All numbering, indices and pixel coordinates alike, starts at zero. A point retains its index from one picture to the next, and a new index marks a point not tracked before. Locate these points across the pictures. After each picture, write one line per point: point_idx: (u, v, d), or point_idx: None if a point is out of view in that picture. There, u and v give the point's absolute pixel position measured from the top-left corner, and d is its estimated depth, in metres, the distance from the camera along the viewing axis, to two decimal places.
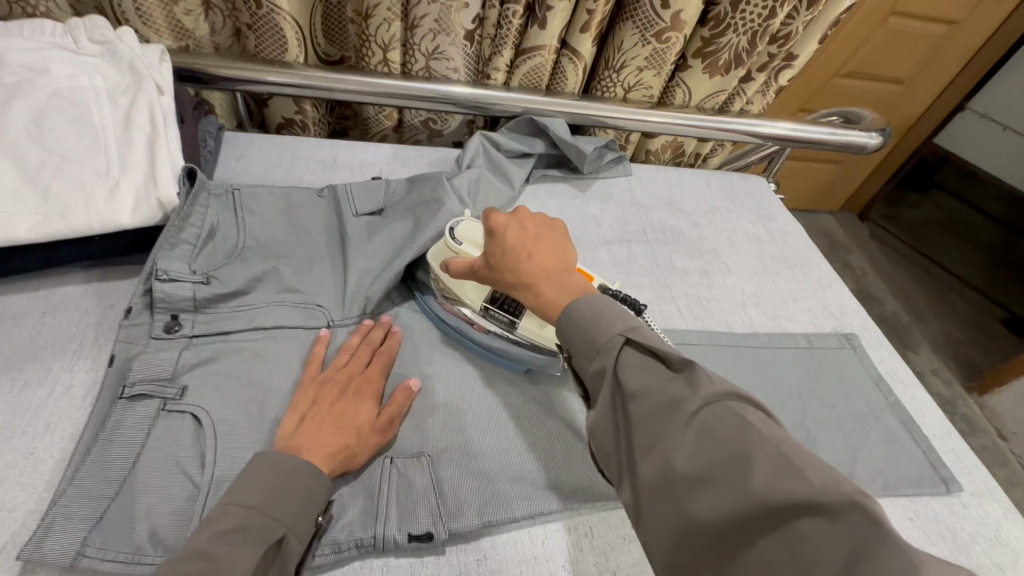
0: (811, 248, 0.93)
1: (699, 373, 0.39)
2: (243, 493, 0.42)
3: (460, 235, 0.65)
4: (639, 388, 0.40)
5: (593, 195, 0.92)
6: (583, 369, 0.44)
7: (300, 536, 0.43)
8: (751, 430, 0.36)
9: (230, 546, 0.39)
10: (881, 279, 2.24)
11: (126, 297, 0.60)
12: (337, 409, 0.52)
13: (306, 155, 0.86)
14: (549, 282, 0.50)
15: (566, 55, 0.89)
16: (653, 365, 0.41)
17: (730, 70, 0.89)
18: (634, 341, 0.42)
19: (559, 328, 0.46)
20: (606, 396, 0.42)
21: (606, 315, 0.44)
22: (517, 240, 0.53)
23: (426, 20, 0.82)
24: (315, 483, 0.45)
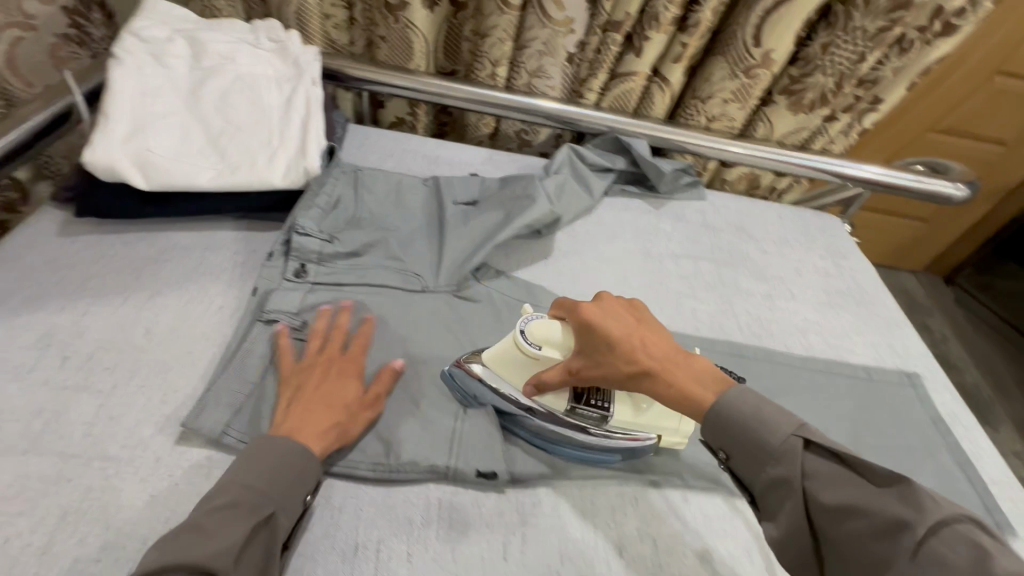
0: (880, 289, 0.94)
1: (921, 495, 0.41)
2: (236, 473, 0.47)
3: (533, 336, 0.58)
4: (837, 503, 0.44)
5: (666, 213, 0.98)
6: (757, 477, 0.48)
7: (288, 513, 0.47)
8: (993, 564, 0.37)
9: (219, 518, 0.43)
10: (962, 347, 2.11)
11: (266, 245, 0.73)
12: (322, 390, 0.55)
13: (415, 149, 0.98)
14: (676, 366, 0.53)
15: (655, 83, 0.97)
16: (855, 480, 0.44)
17: (815, 109, 0.94)
18: (815, 444, 0.47)
19: (709, 427, 0.50)
20: (792, 507, 0.46)
21: (772, 418, 0.49)
22: (620, 327, 0.54)
23: (535, 43, 0.93)
24: (300, 463, 0.49)
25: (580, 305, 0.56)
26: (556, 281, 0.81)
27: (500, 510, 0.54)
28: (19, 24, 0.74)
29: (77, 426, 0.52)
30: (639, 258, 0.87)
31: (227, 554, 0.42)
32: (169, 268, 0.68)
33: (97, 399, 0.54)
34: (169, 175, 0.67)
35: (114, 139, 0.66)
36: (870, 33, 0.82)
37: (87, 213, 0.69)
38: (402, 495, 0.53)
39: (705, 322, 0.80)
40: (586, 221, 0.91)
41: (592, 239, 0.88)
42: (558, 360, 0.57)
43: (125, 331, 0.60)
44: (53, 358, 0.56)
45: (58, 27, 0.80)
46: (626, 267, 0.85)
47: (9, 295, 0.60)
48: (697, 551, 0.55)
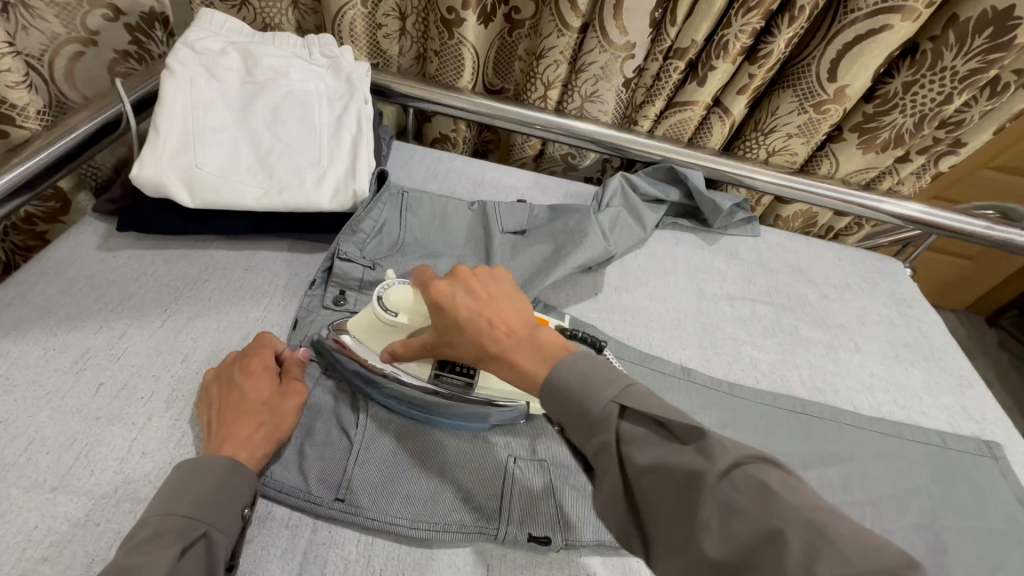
0: (950, 343, 0.87)
1: (711, 442, 0.38)
2: (157, 504, 0.42)
3: (388, 301, 0.58)
4: (648, 462, 0.39)
5: (719, 250, 0.93)
6: (585, 445, 0.43)
7: (225, 531, 0.43)
8: (778, 500, 0.34)
9: (137, 552, 0.39)
10: (1008, 394, 1.99)
11: (308, 269, 0.70)
12: (236, 399, 0.51)
13: (459, 170, 0.95)
14: (513, 350, 0.47)
15: (715, 113, 0.92)
16: (661, 437, 0.40)
17: (887, 149, 0.89)
18: (630, 408, 0.42)
19: (545, 403, 0.45)
20: (614, 472, 0.41)
21: (594, 381, 0.44)
22: (470, 295, 0.50)
23: (591, 67, 0.89)
24: (226, 475, 0.45)
25: (433, 282, 0.52)
26: (606, 320, 0.76)
27: None
28: (82, 40, 0.75)
29: (108, 462, 0.49)
30: (693, 298, 0.83)
31: None
32: (208, 289, 0.65)
33: (130, 432, 0.51)
34: (215, 192, 0.65)
35: (164, 153, 0.64)
36: (961, 74, 0.77)
37: (129, 227, 0.67)
38: (446, 558, 0.49)
39: (764, 373, 0.75)
40: (636, 256, 0.87)
41: (643, 275, 0.84)
42: (409, 325, 0.57)
43: (161, 357, 0.57)
44: (87, 384, 0.53)
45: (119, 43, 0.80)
46: (679, 306, 0.81)
47: (45, 312, 0.58)
48: None
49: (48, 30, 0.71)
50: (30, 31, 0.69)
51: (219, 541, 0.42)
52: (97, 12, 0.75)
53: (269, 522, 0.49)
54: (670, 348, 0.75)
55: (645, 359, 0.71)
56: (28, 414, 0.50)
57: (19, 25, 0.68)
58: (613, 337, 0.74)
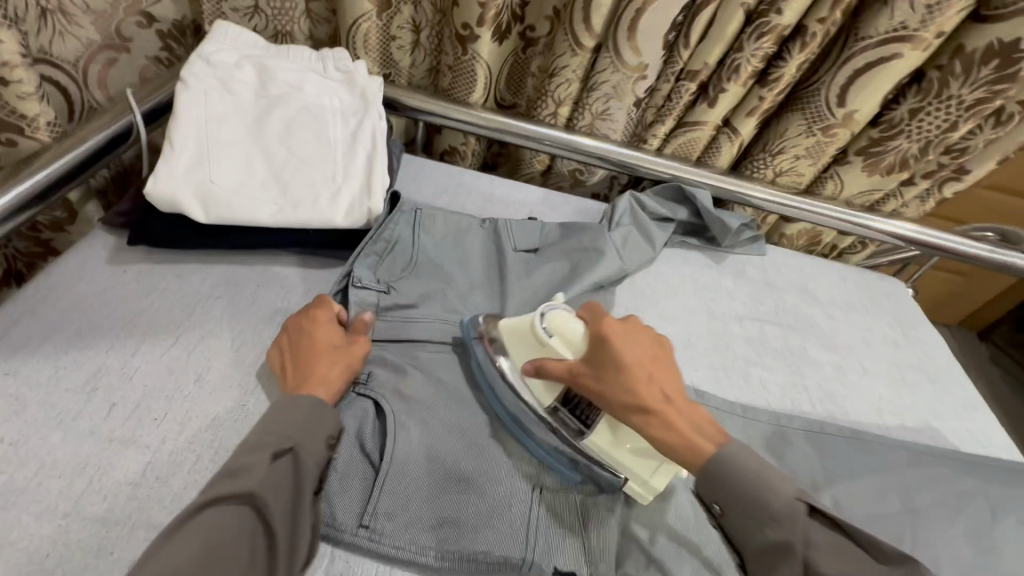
0: (954, 364, 0.88)
1: (925, 572, 0.42)
2: (261, 421, 0.48)
3: (549, 323, 0.58)
4: (840, 574, 0.42)
5: (728, 269, 0.93)
6: (751, 534, 0.47)
7: (313, 450, 0.47)
8: None
9: (243, 454, 0.44)
10: (1000, 408, 2.02)
11: (321, 285, 0.70)
12: (311, 346, 0.57)
13: (470, 185, 0.95)
14: (671, 410, 0.51)
15: (725, 134, 0.93)
16: (854, 552, 0.44)
17: (893, 172, 0.90)
18: (818, 511, 0.46)
19: (709, 478, 0.48)
20: (787, 570, 0.44)
21: (770, 476, 0.48)
22: (638, 355, 0.54)
23: (604, 86, 0.90)
24: (311, 401, 0.50)
25: (605, 321, 0.56)
26: None
27: None
28: (116, 46, 0.77)
29: (122, 486, 0.48)
30: (703, 318, 0.83)
31: (256, 485, 0.43)
32: (221, 306, 0.64)
33: (144, 455, 0.50)
34: (229, 208, 0.64)
35: (178, 169, 0.63)
36: (967, 103, 0.78)
37: (140, 242, 0.66)
38: None
39: (775, 394, 0.75)
40: (646, 275, 0.87)
41: (654, 294, 0.84)
42: (564, 356, 0.56)
43: (175, 376, 0.56)
44: (99, 405, 0.52)
45: (150, 50, 0.83)
46: (690, 326, 0.81)
47: (55, 328, 0.57)
48: None
49: (84, 36, 0.72)
50: (67, 38, 0.71)
51: (305, 458, 0.46)
52: (131, 20, 0.78)
53: None
54: (682, 369, 0.75)
55: None
56: (40, 437, 0.49)
57: (56, 30, 0.69)
58: None
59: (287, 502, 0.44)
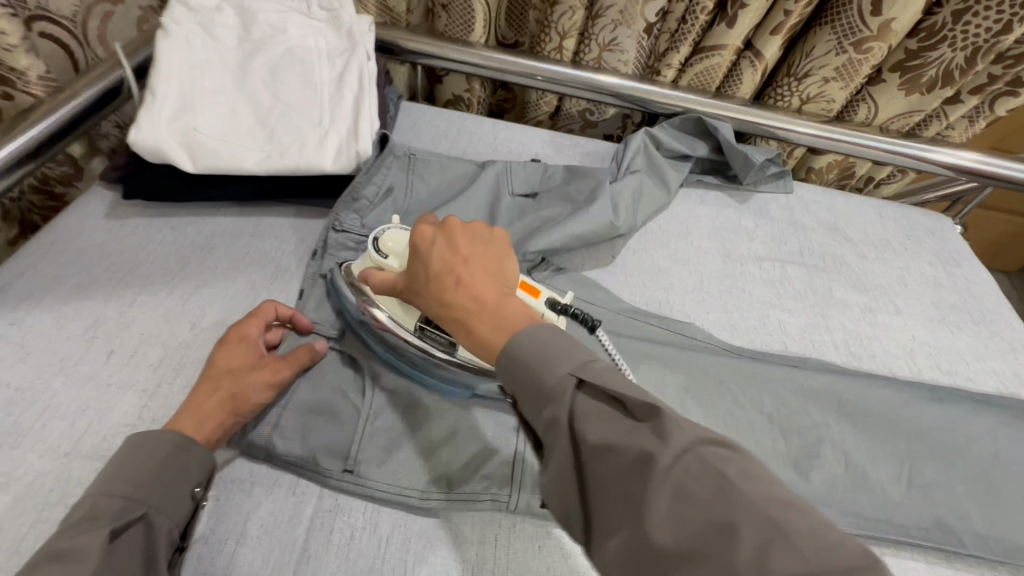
0: (1004, 304, 0.80)
1: (667, 421, 0.34)
2: (104, 481, 0.40)
3: (383, 244, 0.55)
4: (602, 442, 0.34)
5: (749, 208, 0.87)
6: (535, 418, 0.38)
7: (169, 513, 0.41)
8: (732, 491, 0.30)
9: (72, 535, 0.37)
10: None
11: (314, 234, 0.68)
12: (213, 367, 0.50)
13: (470, 130, 0.91)
14: (478, 313, 0.42)
15: (746, 58, 0.85)
16: (616, 414, 0.35)
17: (935, 90, 0.80)
18: (589, 381, 0.37)
19: (500, 370, 0.40)
20: (560, 450, 0.36)
21: (551, 352, 0.38)
22: (449, 260, 0.46)
23: (610, 11, 0.82)
24: (173, 453, 0.43)
25: (418, 229, 0.48)
26: (624, 284, 0.72)
27: (562, 547, 0.48)
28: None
29: (120, 427, 0.49)
30: (718, 259, 0.78)
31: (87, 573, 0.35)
32: (214, 257, 0.64)
33: (140, 399, 0.51)
34: (214, 156, 0.63)
35: (161, 118, 0.62)
36: None
37: (135, 195, 0.66)
38: (455, 527, 0.48)
39: (794, 336, 0.70)
40: (661, 219, 0.82)
41: (665, 235, 0.79)
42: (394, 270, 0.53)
43: (169, 325, 0.57)
44: (98, 352, 0.54)
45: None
46: (703, 268, 0.76)
47: (55, 281, 0.58)
48: None
49: None
50: None
51: (162, 525, 0.40)
52: None
53: (276, 488, 0.48)
54: (692, 311, 0.71)
55: (664, 326, 0.66)
56: (42, 381, 0.51)
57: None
58: (631, 302, 0.70)
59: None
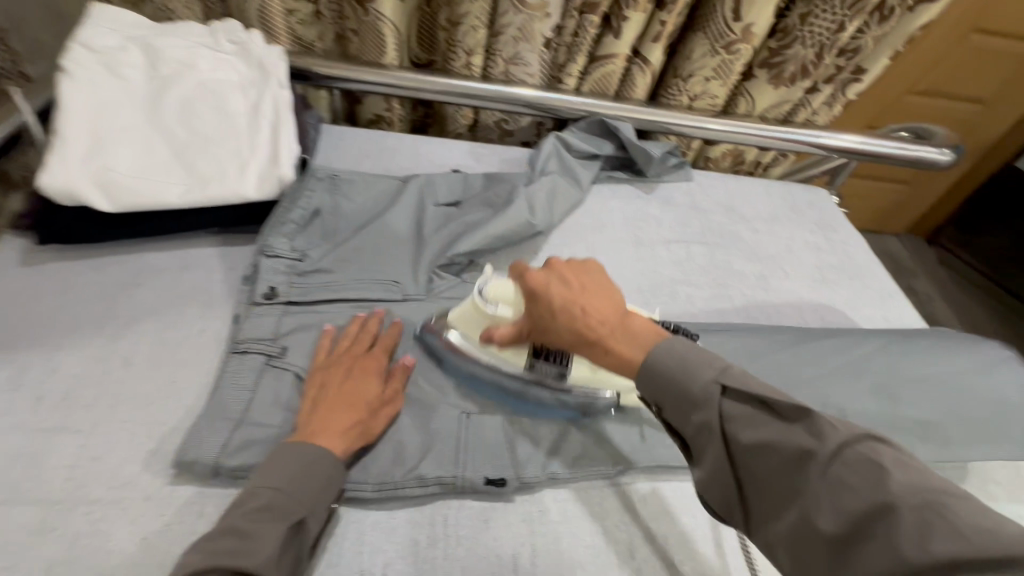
0: (874, 260, 0.93)
1: (820, 421, 0.40)
2: (268, 477, 0.47)
3: (490, 293, 0.59)
4: (754, 442, 0.41)
5: (656, 198, 0.96)
6: (683, 424, 0.45)
7: (318, 519, 0.48)
8: (888, 478, 0.35)
9: (257, 521, 0.44)
10: (948, 306, 2.01)
11: (244, 261, 0.70)
12: (338, 381, 0.55)
13: (391, 148, 0.95)
14: (614, 337, 0.49)
15: (636, 64, 0.94)
16: (765, 416, 0.41)
17: (796, 81, 0.92)
18: (733, 388, 0.43)
19: (643, 384, 0.46)
20: (715, 451, 0.43)
21: (693, 364, 0.45)
22: (562, 295, 0.50)
23: (509, 28, 0.89)
24: (319, 459, 0.49)
25: (530, 268, 0.51)
26: None
27: (507, 519, 0.53)
28: None
29: (60, 470, 0.50)
30: (630, 246, 0.86)
31: (267, 558, 0.42)
32: (142, 293, 0.64)
33: (78, 440, 0.52)
34: (133, 194, 0.64)
35: (73, 161, 0.62)
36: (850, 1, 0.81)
37: (51, 241, 0.65)
38: (407, 515, 0.52)
39: (701, 307, 0.79)
40: (577, 215, 0.89)
41: (582, 230, 0.86)
42: (507, 317, 0.58)
43: (102, 365, 0.57)
44: (27, 400, 0.54)
45: None
46: (617, 256, 0.84)
47: None
48: (708, 545, 0.55)
49: None
50: None
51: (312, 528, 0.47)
52: None
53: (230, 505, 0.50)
54: None
55: None
56: None
57: None
58: None
59: (288, 575, 0.44)
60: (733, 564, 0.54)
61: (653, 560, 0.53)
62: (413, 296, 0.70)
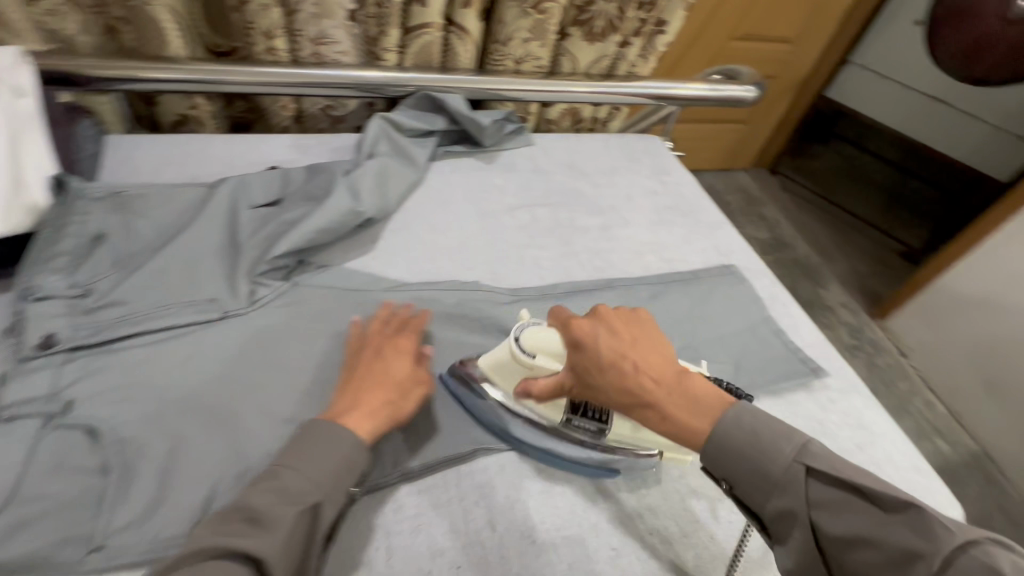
0: (703, 196, 1.00)
1: (918, 513, 0.40)
2: (290, 456, 0.47)
3: (528, 345, 0.56)
4: (845, 533, 0.42)
5: (497, 166, 0.95)
6: (761, 506, 0.46)
7: (332, 504, 0.47)
8: (963, 565, 0.37)
9: (275, 503, 0.43)
10: (792, 224, 2.25)
11: (8, 310, 0.59)
12: (372, 367, 0.56)
13: (197, 151, 0.84)
14: (675, 392, 0.48)
15: (453, 32, 0.92)
16: (856, 504, 0.42)
17: (607, 36, 0.97)
18: (817, 469, 0.44)
19: (709, 457, 0.47)
20: (800, 538, 0.44)
21: (765, 440, 0.46)
22: (614, 349, 0.49)
23: (304, 5, 0.82)
24: (346, 444, 0.48)
25: (575, 320, 0.51)
26: (389, 266, 0.74)
27: (358, 527, 0.51)
28: None
29: None
30: (475, 219, 0.84)
31: (276, 542, 0.41)
32: None
33: None
34: None
35: None
36: None
37: None
38: None
39: (549, 268, 0.80)
40: (417, 195, 0.85)
41: (423, 210, 0.83)
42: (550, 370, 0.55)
43: None
44: None
45: None
46: (462, 231, 0.82)
47: None
48: (567, 498, 0.56)
49: None
50: None
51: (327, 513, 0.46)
52: None
53: None
54: (459, 271, 0.76)
55: (430, 295, 0.71)
56: None
57: None
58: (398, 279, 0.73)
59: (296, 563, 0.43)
60: (592, 509, 0.56)
61: (514, 528, 0.53)
62: (234, 312, 0.63)
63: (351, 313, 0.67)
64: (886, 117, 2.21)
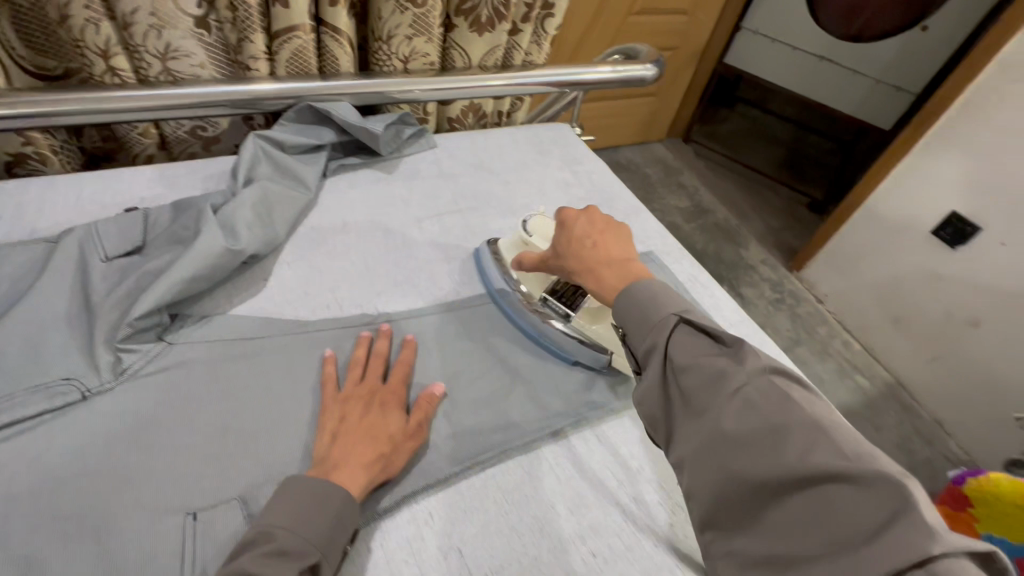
0: (615, 181, 0.99)
1: (753, 356, 0.42)
2: (276, 515, 0.45)
3: (532, 231, 0.74)
4: (692, 361, 0.43)
5: (399, 175, 0.89)
6: (636, 345, 0.47)
7: (331, 564, 0.45)
8: (792, 405, 0.39)
9: (271, 561, 0.42)
10: (710, 190, 2.33)
11: None
12: (365, 422, 0.54)
13: (36, 199, 0.71)
14: (608, 269, 0.54)
15: (326, 34, 0.84)
16: (708, 343, 0.44)
17: (496, 25, 0.91)
18: (688, 321, 0.46)
19: (615, 307, 0.50)
20: (654, 370, 0.44)
21: (660, 298, 0.48)
22: (584, 230, 0.59)
23: (139, 16, 0.70)
24: (342, 503, 0.47)
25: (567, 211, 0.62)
26: (285, 305, 0.67)
27: None
28: None
29: None
30: (379, 238, 0.78)
31: None
32: None
33: None
34: None
35: None
36: None
37: None
38: None
39: (465, 280, 0.76)
40: (311, 219, 0.78)
41: (320, 234, 0.76)
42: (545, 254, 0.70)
43: None
44: None
45: None
46: (366, 252, 0.75)
47: None
48: (505, 535, 0.52)
49: None
50: None
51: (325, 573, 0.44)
52: None
53: None
54: (366, 298, 0.70)
55: (333, 332, 0.65)
56: None
57: None
58: (296, 319, 0.65)
59: None
60: (532, 541, 0.52)
61: None
62: (95, 392, 0.53)
63: (242, 367, 0.59)
64: (783, 80, 2.27)
